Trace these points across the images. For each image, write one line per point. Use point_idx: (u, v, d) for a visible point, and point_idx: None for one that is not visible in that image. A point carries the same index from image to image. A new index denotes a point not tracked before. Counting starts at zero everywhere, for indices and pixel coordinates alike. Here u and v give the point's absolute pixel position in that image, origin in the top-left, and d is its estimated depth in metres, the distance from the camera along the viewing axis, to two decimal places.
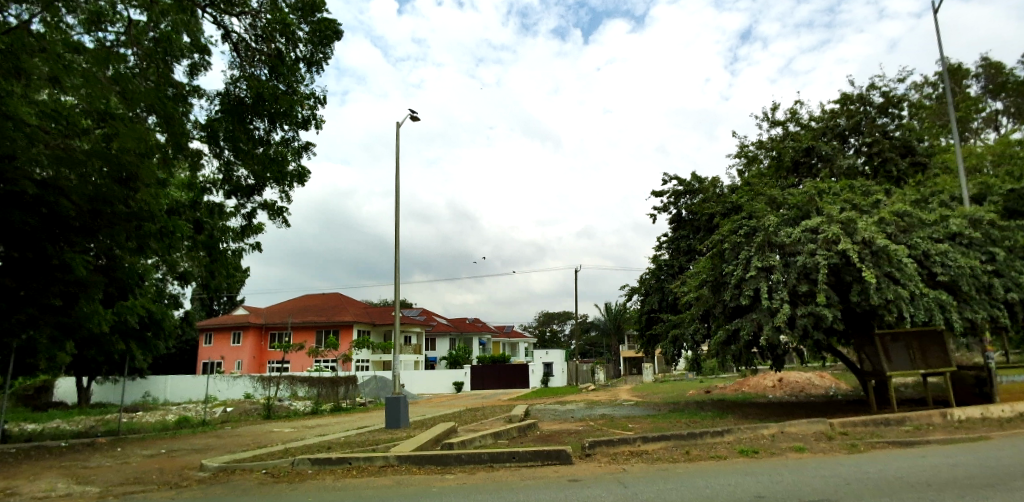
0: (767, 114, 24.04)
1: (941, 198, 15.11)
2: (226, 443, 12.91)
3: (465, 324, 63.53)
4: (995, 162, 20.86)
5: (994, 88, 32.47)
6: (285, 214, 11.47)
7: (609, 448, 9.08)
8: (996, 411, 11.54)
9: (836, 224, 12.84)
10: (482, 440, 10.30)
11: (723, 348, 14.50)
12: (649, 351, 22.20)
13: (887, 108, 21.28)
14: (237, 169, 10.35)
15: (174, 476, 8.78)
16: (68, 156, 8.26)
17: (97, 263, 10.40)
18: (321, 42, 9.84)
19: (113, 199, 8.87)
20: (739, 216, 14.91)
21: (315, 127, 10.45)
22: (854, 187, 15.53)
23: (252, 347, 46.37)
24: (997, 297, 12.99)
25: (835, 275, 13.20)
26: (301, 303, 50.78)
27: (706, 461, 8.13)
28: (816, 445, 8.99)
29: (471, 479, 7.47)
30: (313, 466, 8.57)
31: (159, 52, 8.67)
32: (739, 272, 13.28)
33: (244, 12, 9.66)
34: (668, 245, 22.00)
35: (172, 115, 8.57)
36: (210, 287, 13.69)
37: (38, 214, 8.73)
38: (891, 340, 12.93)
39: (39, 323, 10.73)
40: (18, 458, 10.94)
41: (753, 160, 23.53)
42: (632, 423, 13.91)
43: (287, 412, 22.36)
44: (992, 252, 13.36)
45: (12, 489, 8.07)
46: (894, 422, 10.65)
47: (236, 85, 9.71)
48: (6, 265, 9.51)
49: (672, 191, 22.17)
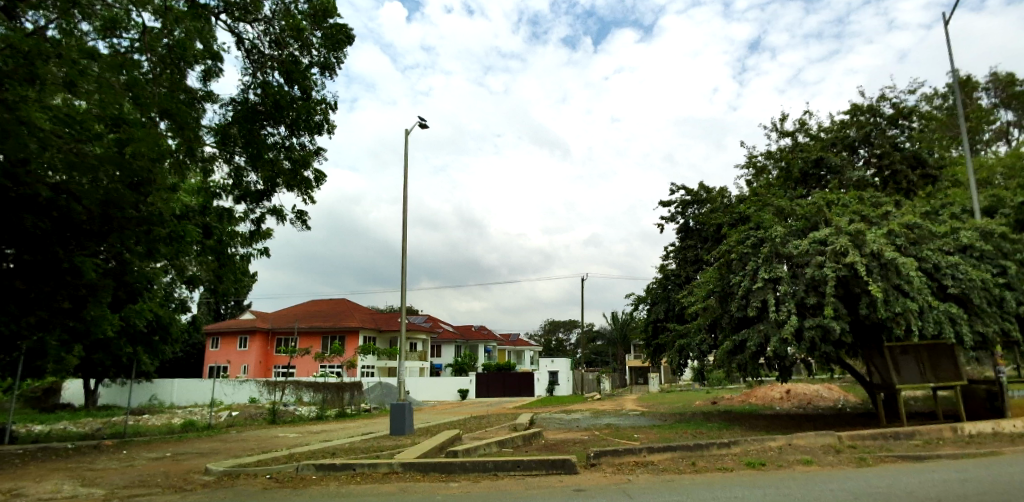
0: (776, 124, 23.97)
1: (952, 211, 14.98)
2: (232, 448, 12.97)
3: (472, 332, 64.22)
4: (1006, 175, 20.72)
5: (1005, 100, 32.22)
6: (301, 219, 10.89)
7: (614, 458, 9.02)
8: (1008, 426, 11.37)
9: (845, 236, 12.75)
10: (487, 449, 10.29)
11: (729, 359, 14.41)
12: (655, 361, 22.13)
13: (897, 119, 21.18)
14: (247, 174, 10.36)
15: (179, 479, 8.79)
16: (80, 162, 8.22)
17: (108, 266, 10.40)
18: (333, 47, 9.88)
19: (124, 204, 8.84)
20: (747, 227, 14.92)
21: (328, 131, 10.35)
22: (864, 198, 15.44)
23: (258, 352, 46.45)
24: (1009, 311, 12.82)
25: (844, 287, 13.09)
26: (307, 308, 50.98)
27: (713, 473, 8.05)
28: (825, 458, 8.91)
29: (476, 486, 7.45)
30: (317, 472, 8.55)
31: (172, 58, 8.74)
32: (747, 283, 13.30)
33: (257, 19, 9.70)
34: (675, 254, 21.98)
35: (185, 122, 8.65)
36: (219, 291, 13.94)
37: (49, 217, 8.98)
38: (900, 353, 12.83)
39: (50, 324, 10.83)
40: (26, 459, 11.06)
41: (762, 171, 23.50)
42: (637, 433, 13.84)
43: (292, 417, 22.37)
44: (1004, 265, 13.18)
45: (18, 490, 8.09)
46: (904, 436, 10.52)
47: (249, 91, 9.76)
48: (17, 268, 9.64)
49: (680, 201, 22.18)
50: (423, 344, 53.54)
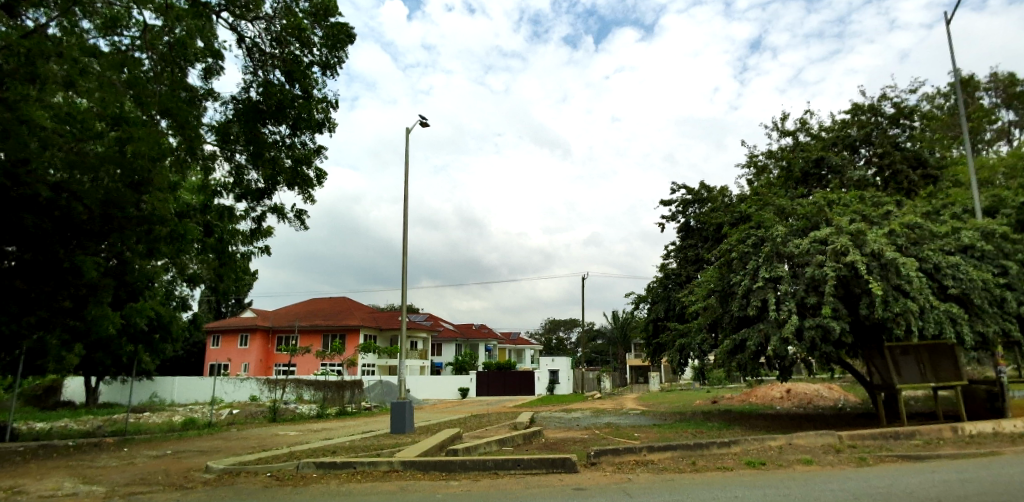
0: (777, 124, 23.94)
1: (953, 211, 14.96)
2: (233, 446, 12.97)
3: (472, 331, 64.29)
4: (1008, 175, 20.71)
5: (1006, 99, 32.19)
6: (301, 218, 10.91)
7: (614, 457, 9.04)
8: (1008, 427, 11.36)
9: (846, 236, 12.75)
10: (488, 447, 10.31)
11: (729, 358, 14.42)
12: (655, 360, 22.14)
13: (899, 118, 21.17)
14: (248, 172, 10.36)
15: (178, 477, 8.79)
16: (81, 162, 8.35)
17: (108, 265, 10.38)
18: (335, 47, 9.88)
19: (124, 203, 8.85)
20: (748, 226, 14.92)
21: (329, 130, 10.35)
22: (864, 198, 15.42)
23: (258, 350, 46.48)
24: (1010, 311, 12.80)
25: (844, 287, 13.10)
26: (308, 307, 51.02)
27: (713, 472, 8.06)
28: (824, 458, 8.90)
29: (476, 485, 7.45)
30: (318, 470, 8.57)
31: (173, 57, 8.67)
32: (748, 282, 13.30)
33: (258, 17, 9.69)
34: (676, 254, 21.98)
35: (186, 121, 8.51)
36: (220, 289, 13.95)
37: (52, 217, 9.01)
38: (900, 354, 12.83)
39: (52, 322, 10.86)
40: (27, 457, 11.09)
41: (763, 170, 23.49)
42: (637, 433, 13.84)
43: (292, 415, 22.40)
44: (1004, 265, 13.16)
45: (19, 487, 8.12)
46: (904, 436, 10.52)
47: (250, 90, 9.76)
48: (18, 267, 9.70)
49: (681, 200, 22.18)
50: (423, 343, 53.57)
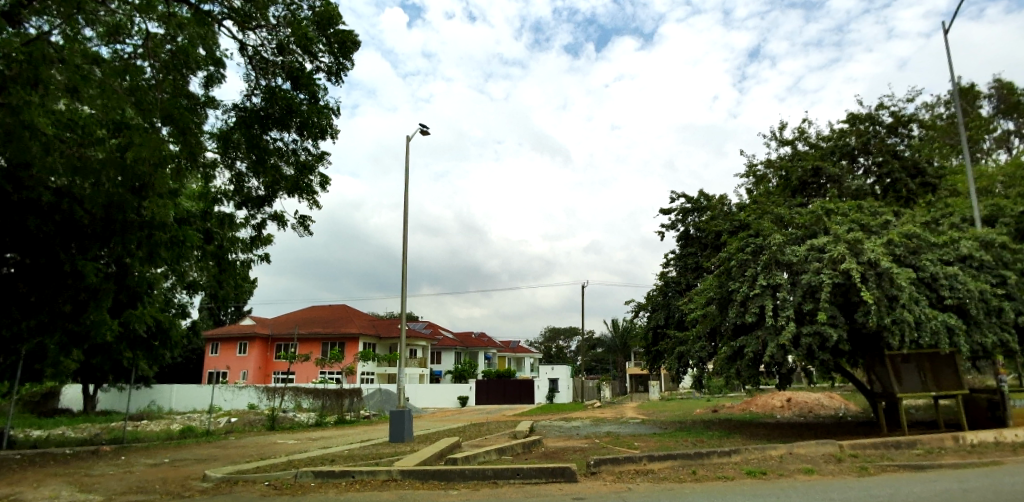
0: (775, 133, 24.02)
1: (952, 220, 14.96)
2: (233, 454, 12.92)
3: (472, 339, 64.19)
4: (1006, 184, 20.78)
5: (1005, 109, 32.32)
6: (303, 225, 10.95)
7: (614, 466, 8.94)
8: (1010, 436, 11.30)
9: (843, 245, 12.76)
10: (487, 456, 10.27)
11: (728, 365, 14.43)
12: (654, 368, 22.18)
13: (896, 127, 21.29)
14: (248, 180, 10.34)
15: (177, 485, 8.77)
16: (83, 166, 8.15)
17: (108, 271, 10.24)
18: (340, 54, 9.91)
19: (127, 207, 8.60)
20: (746, 234, 14.95)
21: (332, 136, 10.31)
22: (862, 207, 15.42)
23: (257, 357, 46.42)
24: (1008, 321, 12.77)
25: (842, 295, 13.09)
26: (307, 314, 51.04)
27: (713, 481, 8.02)
28: (825, 467, 8.86)
29: (474, 495, 7.41)
30: (316, 479, 8.55)
31: (175, 64, 8.71)
32: (745, 289, 13.30)
33: (261, 26, 9.73)
34: (675, 262, 22.00)
35: (188, 127, 8.57)
36: (220, 296, 13.94)
37: (53, 221, 9.06)
38: (902, 362, 12.81)
39: (52, 327, 10.82)
40: (22, 465, 11.02)
41: (762, 180, 23.59)
42: (637, 441, 13.82)
43: (291, 423, 22.38)
44: (1003, 275, 13.15)
45: (16, 495, 8.07)
46: (906, 444, 10.45)
47: (251, 97, 9.78)
48: (19, 272, 9.81)
49: (680, 208, 22.24)
50: (423, 351, 53.59)
